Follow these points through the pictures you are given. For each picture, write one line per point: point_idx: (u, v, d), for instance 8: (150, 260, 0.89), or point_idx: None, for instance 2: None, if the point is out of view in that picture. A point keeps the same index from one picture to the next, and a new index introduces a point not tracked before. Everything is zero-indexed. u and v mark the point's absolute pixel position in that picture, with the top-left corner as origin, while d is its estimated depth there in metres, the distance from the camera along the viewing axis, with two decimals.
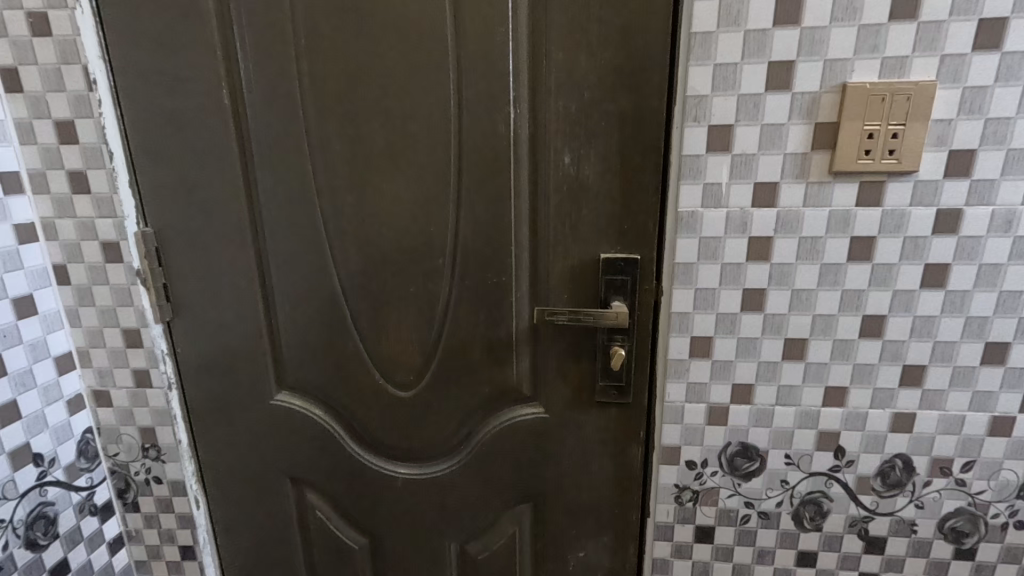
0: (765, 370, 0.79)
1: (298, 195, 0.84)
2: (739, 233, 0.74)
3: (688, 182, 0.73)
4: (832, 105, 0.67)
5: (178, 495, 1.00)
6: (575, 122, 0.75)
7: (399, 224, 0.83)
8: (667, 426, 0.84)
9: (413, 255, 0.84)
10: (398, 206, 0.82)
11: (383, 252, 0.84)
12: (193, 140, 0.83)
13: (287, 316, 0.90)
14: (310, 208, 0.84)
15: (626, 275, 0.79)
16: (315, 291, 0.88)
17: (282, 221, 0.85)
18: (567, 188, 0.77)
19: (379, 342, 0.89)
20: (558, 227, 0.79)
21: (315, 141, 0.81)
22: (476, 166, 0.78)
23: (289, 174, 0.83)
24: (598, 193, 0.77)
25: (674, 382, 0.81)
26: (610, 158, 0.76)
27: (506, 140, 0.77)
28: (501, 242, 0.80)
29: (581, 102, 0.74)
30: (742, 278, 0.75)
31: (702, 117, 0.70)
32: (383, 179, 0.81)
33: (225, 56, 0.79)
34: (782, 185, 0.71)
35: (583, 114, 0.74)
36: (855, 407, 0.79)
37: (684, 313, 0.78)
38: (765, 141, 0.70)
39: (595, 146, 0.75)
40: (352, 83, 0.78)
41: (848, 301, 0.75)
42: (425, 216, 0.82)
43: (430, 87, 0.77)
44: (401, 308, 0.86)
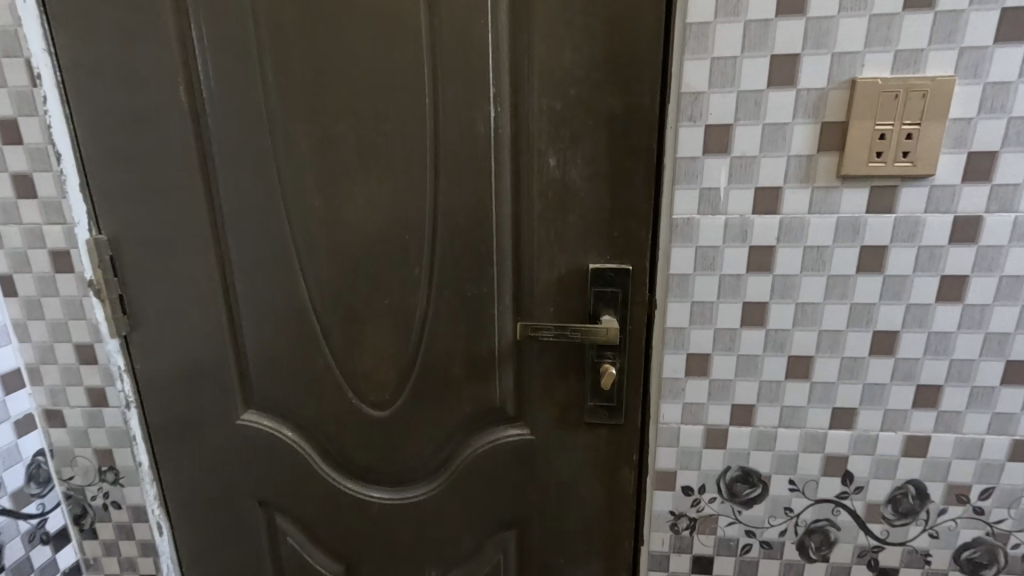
0: (768, 389, 0.73)
1: (263, 200, 0.77)
2: (739, 243, 0.68)
3: (683, 187, 0.67)
4: (841, 102, 0.62)
5: (138, 521, 0.93)
6: (561, 122, 0.69)
7: (372, 233, 0.76)
8: (662, 450, 0.77)
9: (387, 265, 0.77)
10: (371, 212, 0.76)
11: (355, 262, 0.78)
12: (149, 140, 0.77)
13: (253, 330, 0.84)
14: (276, 215, 0.78)
15: (617, 287, 0.73)
16: (283, 304, 0.82)
17: (246, 227, 0.79)
18: (552, 193, 0.71)
19: (352, 358, 0.82)
20: (543, 236, 0.73)
21: (280, 142, 0.75)
22: (453, 169, 0.72)
23: (252, 179, 0.77)
24: (586, 198, 0.71)
25: (669, 402, 0.75)
26: (598, 160, 0.69)
27: (486, 141, 0.71)
28: (482, 250, 0.74)
29: (568, 100, 0.68)
30: (743, 291, 0.69)
31: (697, 116, 0.64)
32: (354, 184, 0.75)
33: (181, 50, 0.73)
34: (786, 190, 0.65)
35: (570, 113, 0.68)
36: (864, 430, 0.73)
37: (679, 329, 0.72)
38: (768, 143, 0.64)
39: (583, 148, 0.69)
40: (319, 79, 0.72)
41: (857, 315, 0.69)
42: (399, 223, 0.75)
43: (404, 83, 0.71)
44: (376, 323, 0.80)
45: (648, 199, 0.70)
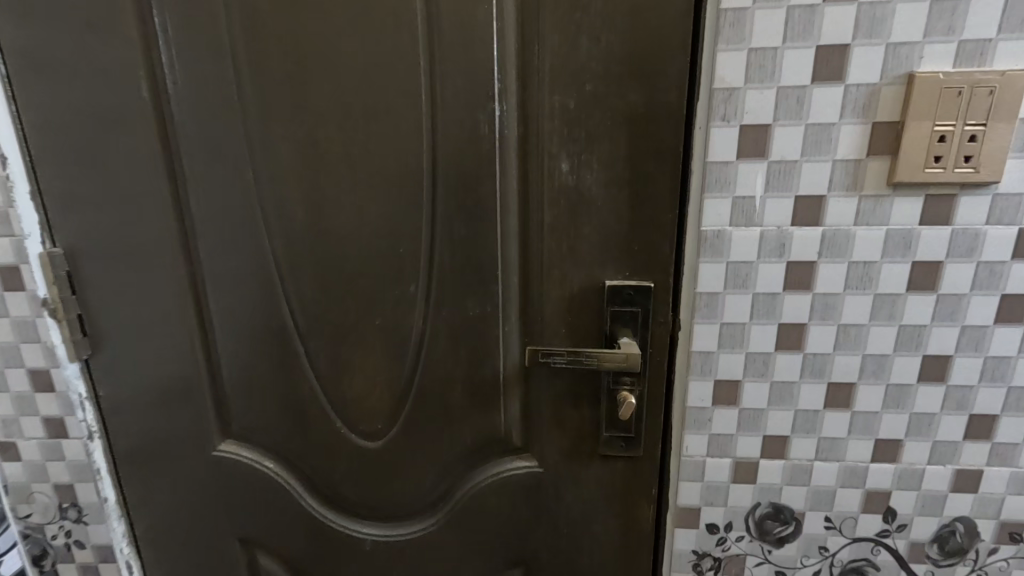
0: (804, 419, 0.66)
1: (238, 209, 0.69)
2: (775, 258, 0.60)
3: (713, 195, 0.59)
4: (895, 99, 0.54)
5: (104, 562, 0.85)
6: (575, 121, 0.61)
7: (362, 246, 0.68)
8: (685, 485, 0.70)
9: (379, 282, 0.69)
10: (360, 223, 0.67)
11: (342, 278, 0.70)
12: (108, 142, 0.68)
13: (229, 353, 0.75)
14: (253, 225, 0.69)
15: (637, 306, 0.65)
16: (262, 324, 0.73)
17: (220, 240, 0.70)
18: (564, 201, 0.63)
19: (341, 384, 0.74)
20: (554, 249, 0.65)
21: (257, 144, 0.66)
22: (453, 175, 0.64)
23: (226, 185, 0.68)
24: (603, 207, 0.63)
25: (693, 433, 0.68)
26: (617, 165, 0.61)
27: (489, 143, 0.62)
28: (485, 265, 0.66)
29: (583, 97, 0.60)
30: (778, 311, 0.62)
31: (731, 115, 0.56)
32: (341, 191, 0.67)
33: (142, 39, 0.65)
34: (830, 199, 0.58)
35: (585, 112, 0.60)
36: (910, 463, 0.66)
37: (707, 353, 0.64)
38: (811, 146, 0.56)
39: (599, 151, 0.61)
40: (301, 72, 0.64)
41: (906, 338, 0.62)
42: (392, 235, 0.67)
43: (397, 77, 0.62)
44: (366, 345, 0.72)
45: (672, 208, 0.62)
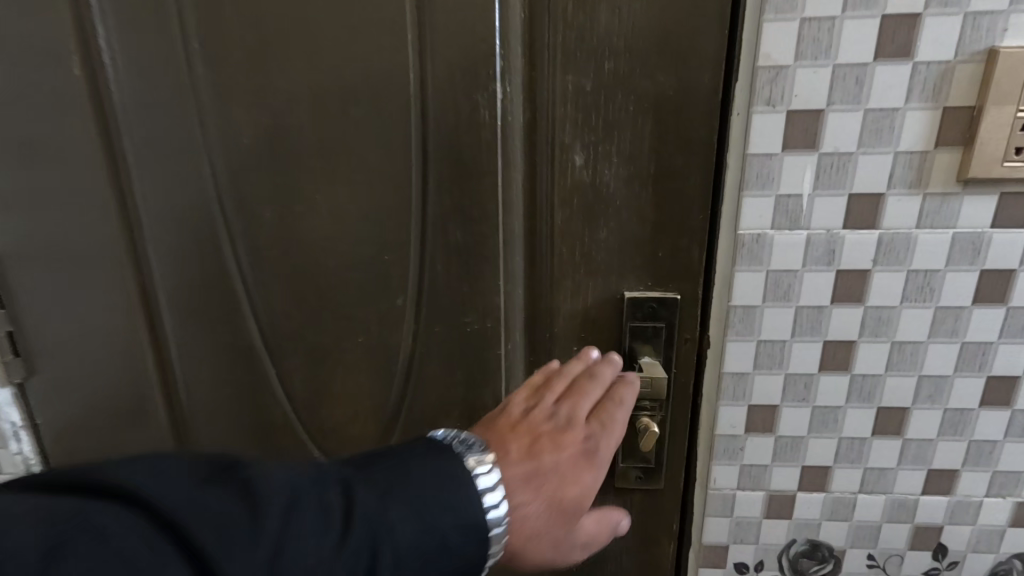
0: (848, 448, 0.58)
1: (194, 211, 0.59)
2: (823, 265, 0.52)
3: (753, 194, 0.50)
4: (972, 80, 0.46)
5: None
6: (592, 107, 0.51)
7: (340, 252, 0.59)
8: (712, 521, 0.62)
9: (361, 294, 0.60)
10: (338, 225, 0.58)
11: (318, 288, 0.60)
12: (34, 130, 0.57)
13: (189, 374, 0.65)
14: (212, 230, 0.59)
15: (660, 320, 0.57)
16: (225, 344, 0.63)
17: (175, 245, 0.60)
18: (578, 201, 0.54)
19: (319, 409, 0.65)
20: (565, 256, 0.56)
21: (213, 131, 0.56)
22: (447, 170, 0.55)
23: (179, 182, 0.58)
24: (623, 207, 0.54)
25: (723, 464, 0.59)
26: (640, 158, 0.52)
27: (489, 132, 0.53)
28: (484, 274, 0.57)
29: (601, 78, 0.51)
30: (824, 327, 0.54)
31: (778, 98, 0.48)
32: (316, 189, 0.57)
33: (71, 7, 0.54)
34: (889, 197, 0.49)
35: (603, 95, 0.51)
36: (966, 495, 0.59)
37: (741, 374, 0.56)
38: (870, 135, 0.48)
39: (619, 142, 0.52)
40: (264, 48, 0.53)
41: (968, 357, 0.54)
42: (376, 241, 0.58)
43: (380, 54, 0.52)
44: (347, 366, 0.63)
45: (703, 209, 0.53)
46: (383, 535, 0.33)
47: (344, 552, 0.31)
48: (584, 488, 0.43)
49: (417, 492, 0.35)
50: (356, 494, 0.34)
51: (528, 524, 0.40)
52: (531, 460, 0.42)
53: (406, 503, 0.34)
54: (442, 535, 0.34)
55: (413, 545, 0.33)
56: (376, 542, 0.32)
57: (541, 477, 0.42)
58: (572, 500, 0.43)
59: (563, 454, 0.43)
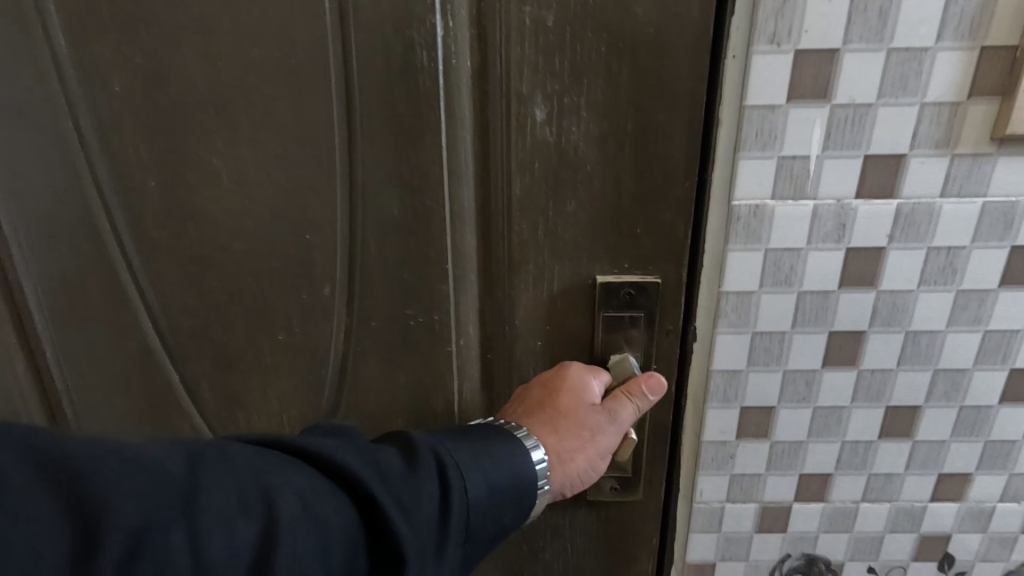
0: (852, 453, 0.50)
1: (63, 182, 0.48)
2: (831, 242, 0.43)
3: (751, 155, 0.41)
4: (1015, 14, 0.37)
5: None
6: (555, 44, 0.41)
7: (248, 231, 0.48)
8: (697, 537, 0.54)
9: (276, 281, 0.49)
10: (242, 196, 0.47)
11: (224, 275, 0.49)
12: None
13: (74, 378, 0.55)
14: (87, 207, 0.48)
15: (637, 311, 0.47)
16: (116, 345, 0.53)
17: (42, 221, 0.49)
18: (539, 165, 0.44)
19: (234, 417, 0.55)
20: (524, 233, 0.46)
21: (80, 77, 0.45)
22: (375, 128, 0.44)
23: (37, 145, 0.47)
24: (594, 173, 0.44)
25: (710, 474, 0.51)
26: (615, 111, 0.42)
27: (427, 77, 0.42)
28: (426, 257, 0.47)
29: (565, 7, 0.40)
30: (830, 316, 0.46)
31: (784, 35, 0.38)
32: (212, 152, 0.46)
33: None
34: (911, 159, 0.41)
35: (569, 31, 0.40)
36: (978, 502, 0.52)
37: (732, 372, 0.47)
38: (893, 82, 0.39)
39: (589, 91, 0.42)
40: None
41: (991, 348, 0.46)
42: (291, 217, 0.47)
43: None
44: (265, 370, 0.52)
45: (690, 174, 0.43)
46: (453, 458, 0.39)
47: (417, 479, 0.37)
48: (614, 424, 0.44)
49: (477, 439, 0.41)
50: (416, 438, 0.40)
51: (570, 458, 0.43)
52: (546, 412, 0.44)
53: (465, 451, 0.39)
54: (502, 461, 0.40)
55: (480, 464, 0.39)
56: (445, 467, 0.38)
57: (561, 422, 0.44)
58: (604, 438, 0.45)
59: (573, 396, 0.45)
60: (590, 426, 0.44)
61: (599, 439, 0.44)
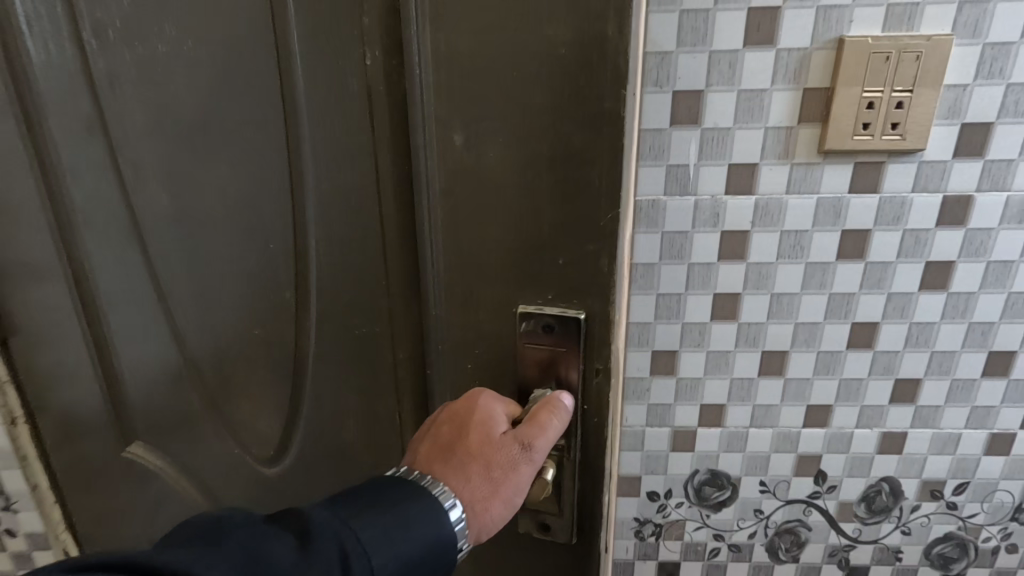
0: (739, 388, 0.67)
1: (110, 199, 0.60)
2: (709, 227, 0.60)
3: (648, 164, 0.58)
4: (825, 64, 0.53)
5: (38, 549, 0.82)
6: (471, 74, 0.43)
7: (237, 227, 0.56)
8: (626, 455, 0.71)
9: (259, 287, 0.57)
10: (233, 215, 0.55)
11: (222, 277, 0.58)
12: None
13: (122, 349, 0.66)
14: (126, 217, 0.60)
15: (561, 344, 0.49)
16: (146, 329, 0.65)
17: (101, 223, 0.61)
18: (467, 190, 0.46)
19: (230, 395, 0.64)
20: (459, 253, 0.49)
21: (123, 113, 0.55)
22: (327, 147, 0.50)
23: (91, 165, 0.58)
24: (515, 199, 0.46)
25: (633, 404, 0.68)
26: (532, 142, 0.44)
27: (367, 103, 0.47)
28: (375, 272, 0.53)
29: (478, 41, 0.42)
30: (713, 281, 0.62)
31: (664, 81, 0.55)
32: (212, 166, 0.54)
33: None
34: (762, 167, 0.57)
35: (483, 63, 0.42)
36: (839, 428, 0.68)
37: (644, 324, 0.64)
38: (743, 112, 0.56)
39: (506, 121, 0.44)
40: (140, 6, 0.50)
41: (836, 306, 0.62)
42: (268, 221, 0.54)
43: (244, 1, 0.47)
44: (253, 346, 0.61)
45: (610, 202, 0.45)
46: (358, 540, 0.39)
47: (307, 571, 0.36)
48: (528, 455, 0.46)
49: (376, 501, 0.41)
50: (310, 528, 0.38)
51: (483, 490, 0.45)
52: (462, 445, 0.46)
53: (372, 531, 0.40)
54: (414, 530, 0.41)
55: (391, 539, 0.40)
56: (342, 541, 0.38)
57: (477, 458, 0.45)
58: (521, 471, 0.46)
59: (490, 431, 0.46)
60: (507, 462, 0.46)
61: (517, 473, 0.46)
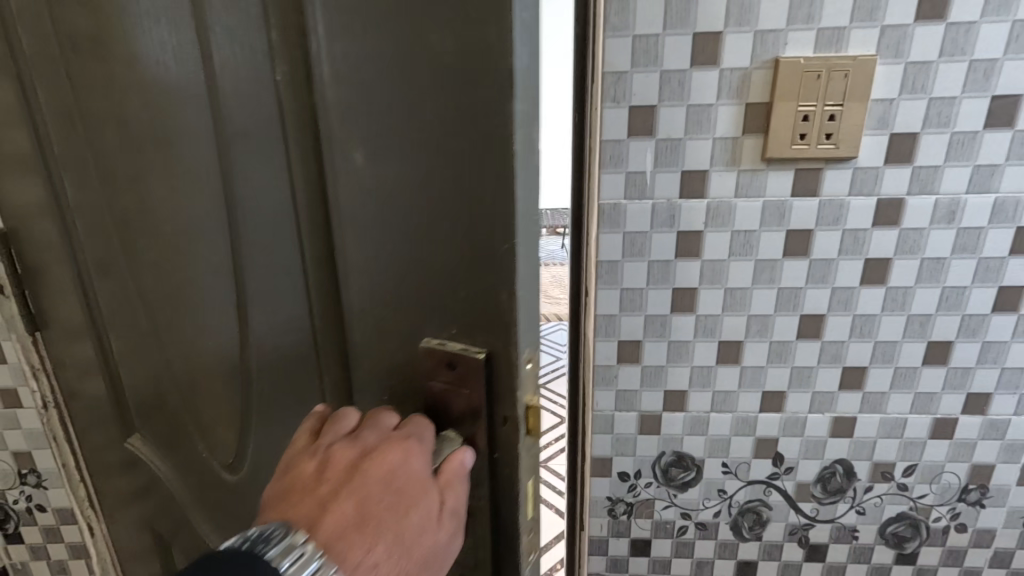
0: (699, 375, 0.73)
1: (96, 214, 0.64)
2: (666, 227, 0.66)
3: (609, 171, 0.65)
4: (764, 82, 0.60)
5: (65, 523, 0.90)
6: (359, 78, 0.35)
7: (183, 260, 0.57)
8: (597, 437, 0.77)
9: (207, 301, 0.56)
10: (180, 229, 0.55)
11: (180, 290, 0.59)
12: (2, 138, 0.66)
13: (119, 350, 0.71)
14: (108, 230, 0.64)
15: (463, 387, 0.39)
16: (131, 335, 0.69)
17: (93, 235, 0.65)
18: (362, 213, 0.38)
19: (199, 401, 0.65)
20: (363, 290, 0.40)
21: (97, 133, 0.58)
22: (243, 183, 0.46)
23: (80, 182, 0.63)
24: (415, 233, 0.37)
25: (602, 390, 0.74)
26: (414, 144, 0.35)
27: (270, 126, 0.41)
28: (279, 296, 0.47)
29: (369, 41, 0.34)
30: (671, 276, 0.68)
31: (621, 97, 0.62)
32: (161, 183, 0.55)
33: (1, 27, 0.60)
34: (712, 173, 0.64)
35: (374, 65, 0.34)
36: (793, 412, 0.74)
37: (610, 315, 0.71)
38: (693, 124, 0.62)
39: (401, 135, 0.35)
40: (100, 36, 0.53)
41: (785, 299, 0.68)
42: (207, 254, 0.53)
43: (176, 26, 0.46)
44: (205, 371, 0.61)
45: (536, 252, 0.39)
46: None
47: None
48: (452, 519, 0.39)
49: None
50: None
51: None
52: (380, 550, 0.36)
53: None
54: None
55: None
56: None
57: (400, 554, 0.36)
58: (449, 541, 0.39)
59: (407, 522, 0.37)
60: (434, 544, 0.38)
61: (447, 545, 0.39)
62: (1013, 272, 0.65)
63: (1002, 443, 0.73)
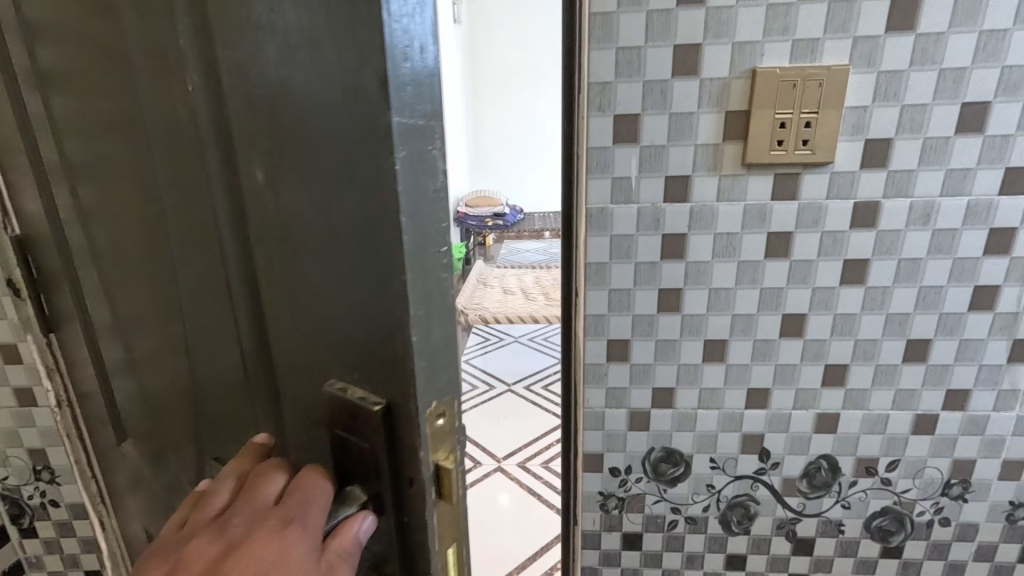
0: (686, 372, 0.75)
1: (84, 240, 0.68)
2: (651, 230, 0.69)
3: (596, 177, 0.67)
4: (742, 91, 0.63)
5: (78, 518, 0.93)
6: (267, 128, 0.36)
7: (150, 288, 0.59)
8: (589, 434, 0.80)
9: (169, 328, 0.59)
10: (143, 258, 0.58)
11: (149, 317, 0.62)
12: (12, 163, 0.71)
13: (110, 364, 0.76)
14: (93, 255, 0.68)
15: (365, 441, 0.37)
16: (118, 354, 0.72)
17: (84, 257, 0.70)
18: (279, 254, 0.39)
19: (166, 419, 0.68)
20: (283, 328, 0.41)
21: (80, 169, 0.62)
22: (189, 221, 0.48)
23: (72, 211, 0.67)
24: (319, 251, 0.36)
25: (593, 388, 0.77)
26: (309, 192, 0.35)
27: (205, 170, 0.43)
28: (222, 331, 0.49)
29: (265, 77, 0.34)
30: (658, 277, 0.71)
31: (606, 106, 0.65)
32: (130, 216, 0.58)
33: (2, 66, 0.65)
34: (695, 178, 0.67)
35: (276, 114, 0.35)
36: (778, 409, 0.76)
37: (599, 315, 0.73)
38: (675, 132, 0.65)
39: (297, 151, 0.34)
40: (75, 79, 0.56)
41: (767, 299, 0.71)
42: (167, 283, 0.56)
43: (129, 61, 0.48)
44: (174, 390, 0.63)
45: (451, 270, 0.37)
46: None
47: None
48: None
49: None
50: None
51: None
52: None
53: None
54: None
55: None
56: None
57: None
58: None
59: None
60: None
61: None
62: (987, 272, 0.68)
63: (982, 438, 0.75)
